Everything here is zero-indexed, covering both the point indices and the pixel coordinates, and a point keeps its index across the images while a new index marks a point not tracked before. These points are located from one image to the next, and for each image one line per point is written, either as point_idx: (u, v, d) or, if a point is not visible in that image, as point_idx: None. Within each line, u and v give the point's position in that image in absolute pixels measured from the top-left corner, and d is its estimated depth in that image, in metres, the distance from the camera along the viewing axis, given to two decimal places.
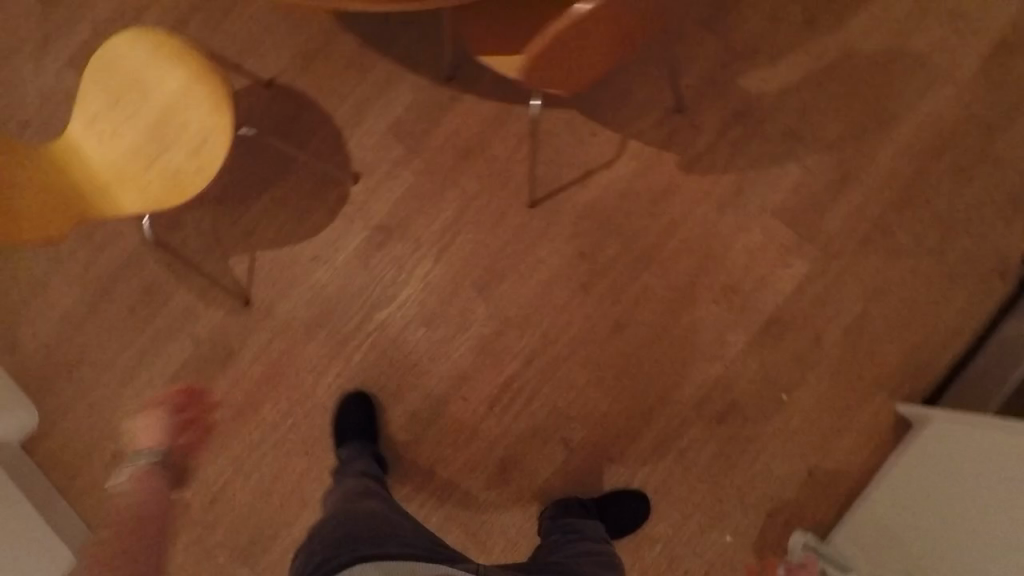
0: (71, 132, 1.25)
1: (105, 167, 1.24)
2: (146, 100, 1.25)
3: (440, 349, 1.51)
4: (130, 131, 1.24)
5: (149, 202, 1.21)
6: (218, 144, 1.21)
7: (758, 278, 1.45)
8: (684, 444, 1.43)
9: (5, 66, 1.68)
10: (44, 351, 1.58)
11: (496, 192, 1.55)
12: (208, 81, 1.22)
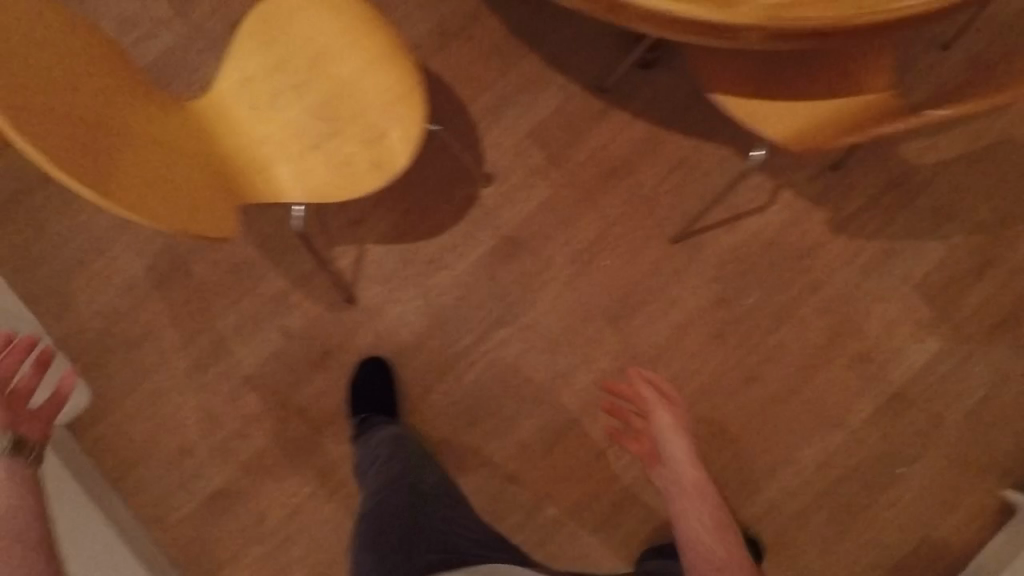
0: (222, 89, 1.05)
1: (260, 137, 1.05)
2: (318, 66, 1.06)
3: (560, 379, 1.44)
4: (294, 103, 1.05)
5: (316, 190, 1.03)
6: (403, 135, 1.03)
7: (889, 350, 1.45)
8: (797, 506, 1.42)
9: None
10: (115, 324, 1.41)
11: (639, 222, 1.46)
12: (396, 59, 1.05)
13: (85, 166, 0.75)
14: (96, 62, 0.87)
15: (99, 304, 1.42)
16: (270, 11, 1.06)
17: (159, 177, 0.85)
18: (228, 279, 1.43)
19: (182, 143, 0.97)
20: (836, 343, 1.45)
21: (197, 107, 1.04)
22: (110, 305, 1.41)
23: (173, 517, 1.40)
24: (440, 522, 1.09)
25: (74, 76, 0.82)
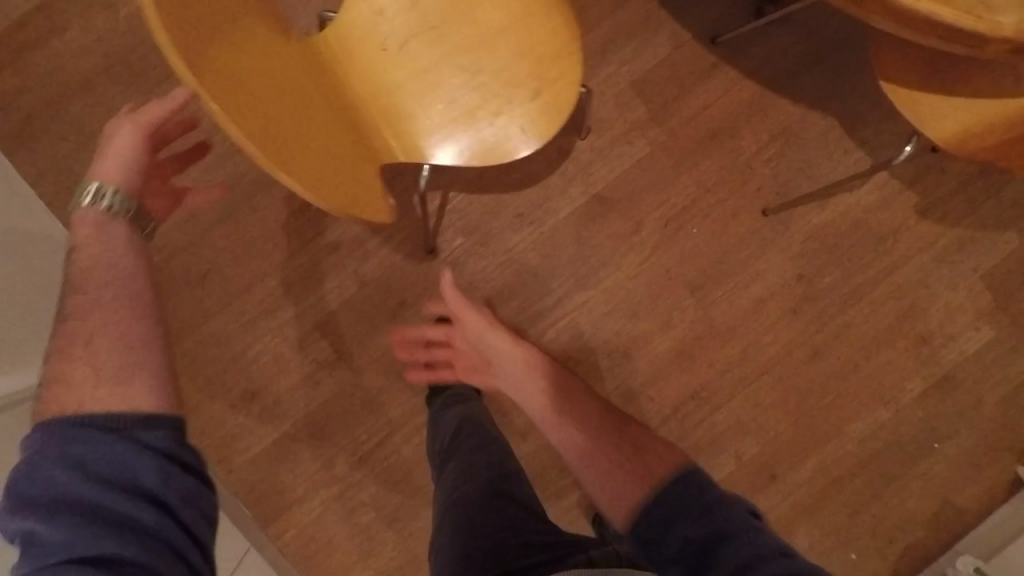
0: (349, 24, 0.95)
1: (390, 87, 0.97)
2: (459, 14, 0.97)
3: (637, 343, 1.43)
4: (432, 52, 0.97)
5: (455, 152, 0.97)
6: (551, 102, 0.97)
7: (948, 335, 1.51)
8: (843, 473, 1.51)
9: None
10: (179, 255, 1.32)
11: (734, 190, 1.41)
12: (549, 13, 0.97)
13: (246, 115, 0.71)
14: (236, 12, 0.81)
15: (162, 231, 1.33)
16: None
17: (310, 142, 0.82)
18: (302, 216, 1.34)
19: (319, 93, 0.90)
20: (901, 323, 1.49)
21: (325, 50, 0.95)
22: (172, 233, 1.33)
23: (234, 463, 1.34)
24: (497, 514, 0.98)
25: (222, 29, 0.76)
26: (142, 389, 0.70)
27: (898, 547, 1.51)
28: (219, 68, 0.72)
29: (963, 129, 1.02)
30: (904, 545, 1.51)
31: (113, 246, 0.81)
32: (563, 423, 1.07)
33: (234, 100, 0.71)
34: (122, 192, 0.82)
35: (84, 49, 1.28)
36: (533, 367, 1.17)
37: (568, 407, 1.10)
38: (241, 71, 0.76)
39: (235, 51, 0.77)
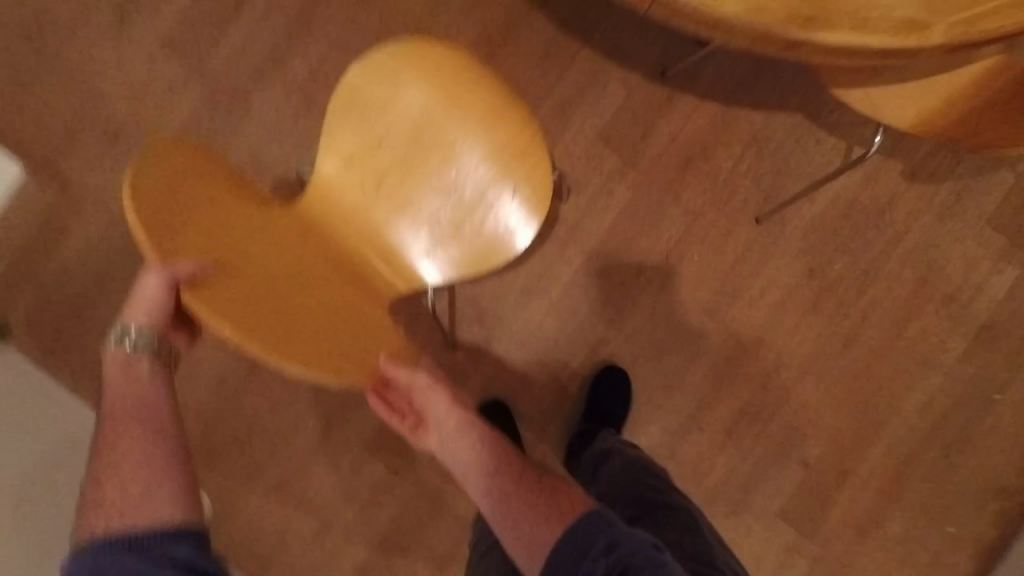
0: (332, 180, 1.04)
1: (383, 225, 1.06)
2: (425, 140, 1.02)
3: (674, 379, 1.44)
4: (409, 182, 1.04)
5: (453, 266, 1.05)
6: (532, 197, 1.01)
7: (974, 285, 1.50)
8: (913, 449, 1.48)
9: (100, 67, 1.31)
10: (221, 417, 1.37)
11: (723, 208, 1.44)
12: (506, 110, 1.00)
13: (247, 314, 0.72)
14: (231, 225, 0.88)
15: (197, 401, 1.38)
16: (353, 90, 1.00)
17: (326, 323, 0.85)
18: None
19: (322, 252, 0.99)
20: (923, 288, 1.49)
21: (317, 210, 1.05)
22: (207, 401, 1.37)
23: None
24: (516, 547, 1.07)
25: (222, 245, 0.83)
26: (170, 513, 0.73)
27: (990, 507, 1.48)
28: (223, 280, 0.76)
29: (925, 113, 1.05)
30: (998, 506, 1.48)
31: (135, 382, 0.82)
32: (493, 479, 0.89)
33: (242, 302, 0.74)
34: (146, 330, 0.81)
35: (77, 252, 1.31)
36: (467, 429, 0.92)
37: (510, 465, 0.90)
38: (245, 276, 0.80)
39: (237, 261, 0.83)
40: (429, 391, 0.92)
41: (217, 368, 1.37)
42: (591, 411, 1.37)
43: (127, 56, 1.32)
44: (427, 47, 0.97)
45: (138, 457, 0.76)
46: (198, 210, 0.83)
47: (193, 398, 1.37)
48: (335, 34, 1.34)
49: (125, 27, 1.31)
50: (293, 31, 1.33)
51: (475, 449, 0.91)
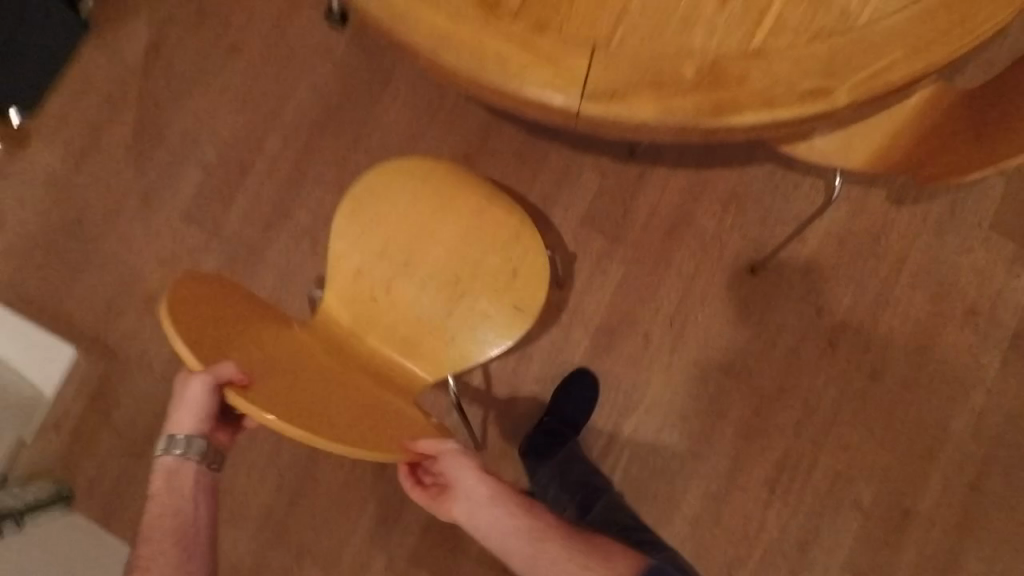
0: (340, 297, 1.12)
1: (396, 329, 1.12)
2: (424, 243, 1.11)
3: (702, 442, 1.44)
4: (412, 285, 1.11)
5: (468, 356, 1.11)
6: (530, 273, 1.11)
7: (994, 295, 1.46)
8: (972, 476, 1.42)
9: (132, 245, 1.48)
10: (273, 548, 1.45)
11: (716, 265, 1.47)
12: (492, 203, 1.11)
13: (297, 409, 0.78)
14: (263, 336, 0.96)
15: (249, 536, 1.45)
16: (352, 210, 1.11)
17: (358, 410, 0.89)
18: (360, 466, 1.46)
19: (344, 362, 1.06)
20: (941, 306, 1.46)
21: (330, 328, 1.12)
22: (258, 537, 1.43)
23: None
24: None
25: (257, 353, 0.90)
26: None
27: None
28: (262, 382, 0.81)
29: (880, 151, 1.10)
30: None
31: (180, 483, 0.89)
32: (540, 546, 0.91)
33: (281, 398, 0.79)
34: (189, 438, 0.87)
35: (126, 417, 1.43)
36: (500, 498, 0.92)
37: (548, 529, 0.93)
38: (281, 377, 0.87)
39: (271, 365, 0.89)
40: (458, 463, 0.91)
41: (262, 504, 1.44)
42: (556, 411, 1.40)
43: (153, 232, 1.49)
44: (415, 163, 1.11)
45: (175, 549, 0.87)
46: (233, 325, 0.91)
47: (245, 537, 1.43)
48: (329, 179, 1.48)
49: (149, 207, 1.49)
50: (293, 184, 1.49)
51: (511, 516, 0.92)
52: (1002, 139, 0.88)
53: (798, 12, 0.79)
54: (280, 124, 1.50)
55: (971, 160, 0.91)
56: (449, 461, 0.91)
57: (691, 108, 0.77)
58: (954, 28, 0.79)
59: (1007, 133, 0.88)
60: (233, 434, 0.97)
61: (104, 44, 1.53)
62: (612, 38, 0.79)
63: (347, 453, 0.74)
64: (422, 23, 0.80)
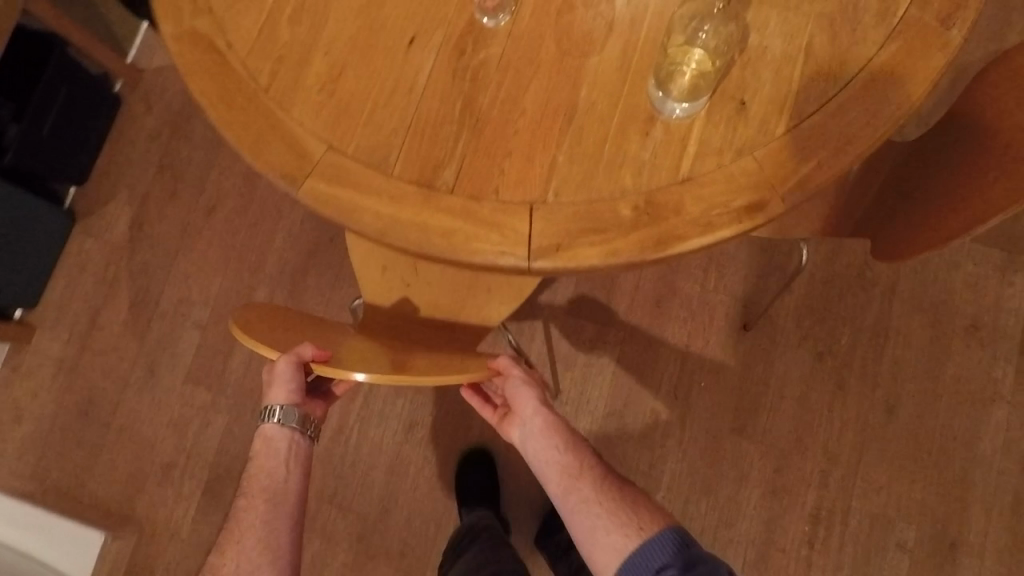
0: (371, 290, 1.10)
1: (435, 297, 1.09)
2: None
3: (731, 509, 1.41)
4: None
5: (515, 295, 1.08)
6: None
7: (993, 305, 1.44)
8: (1014, 494, 1.37)
9: (144, 417, 1.52)
10: None
11: (709, 329, 1.46)
12: None
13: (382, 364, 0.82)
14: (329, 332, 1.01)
15: None
16: None
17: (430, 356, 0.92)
18: None
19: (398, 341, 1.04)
20: (940, 326, 1.44)
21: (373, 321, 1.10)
22: None
23: None
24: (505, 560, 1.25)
25: (331, 340, 0.95)
26: (288, 549, 0.93)
27: None
28: (340, 355, 0.87)
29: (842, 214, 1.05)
30: None
31: (275, 450, 0.97)
32: (575, 480, 0.95)
33: (367, 360, 0.84)
34: (283, 410, 0.95)
35: None
36: (552, 430, 0.99)
37: (587, 468, 0.96)
38: (358, 349, 0.92)
39: (345, 344, 0.94)
40: (522, 388, 1.00)
41: None
42: None
43: (162, 399, 1.53)
44: None
45: (264, 508, 0.94)
46: (301, 331, 0.97)
47: None
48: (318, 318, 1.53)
49: (154, 377, 1.54)
50: None
51: (556, 447, 0.97)
52: (965, 210, 0.83)
53: (718, 131, 0.82)
54: (264, 272, 1.55)
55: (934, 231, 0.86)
56: (515, 386, 1.00)
57: (636, 245, 0.80)
58: (869, 121, 0.81)
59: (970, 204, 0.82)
60: (323, 409, 1.07)
61: (91, 230, 1.61)
62: (547, 191, 0.83)
63: (439, 381, 0.78)
64: (368, 213, 0.84)
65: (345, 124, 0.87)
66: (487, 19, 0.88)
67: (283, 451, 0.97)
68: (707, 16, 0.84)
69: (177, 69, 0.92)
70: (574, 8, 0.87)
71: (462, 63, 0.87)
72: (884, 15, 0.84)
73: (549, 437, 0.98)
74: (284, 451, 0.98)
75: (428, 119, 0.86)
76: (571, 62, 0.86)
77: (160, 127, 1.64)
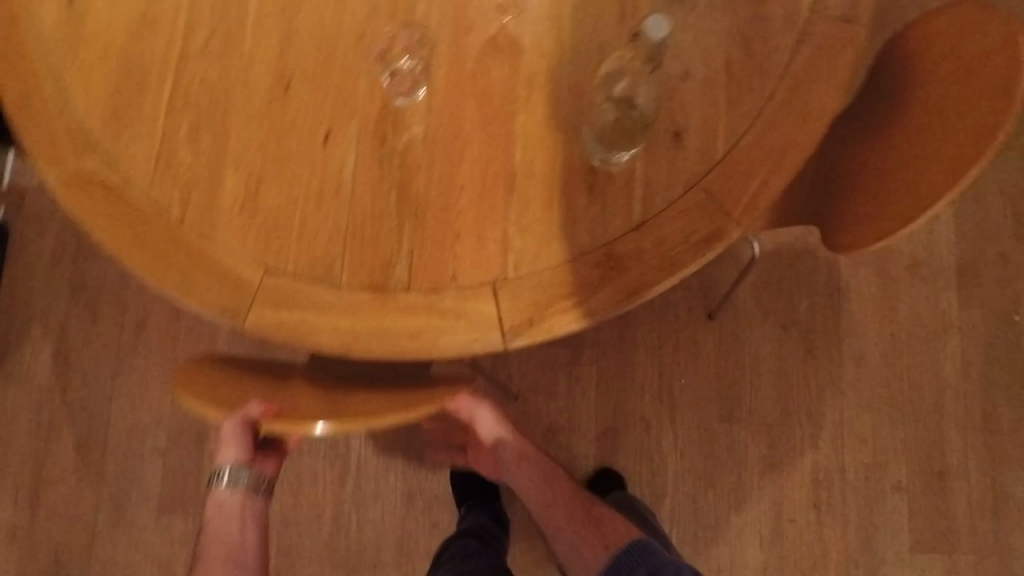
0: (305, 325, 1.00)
1: None
2: None
3: (737, 494, 1.43)
4: None
5: None
6: None
7: (927, 241, 1.50)
8: (983, 412, 1.45)
9: (122, 561, 1.41)
10: None
11: (676, 326, 1.47)
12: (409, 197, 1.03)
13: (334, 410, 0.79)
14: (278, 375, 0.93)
15: None
16: None
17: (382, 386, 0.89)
18: None
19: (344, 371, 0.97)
20: (885, 273, 1.50)
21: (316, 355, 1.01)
22: None
23: None
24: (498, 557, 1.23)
25: (277, 385, 0.87)
26: None
27: None
28: (292, 407, 0.80)
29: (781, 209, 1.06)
30: None
31: (228, 506, 0.93)
32: (549, 507, 1.07)
33: (318, 408, 0.80)
34: (232, 471, 0.90)
35: None
36: (525, 461, 1.10)
37: (558, 493, 1.08)
38: (308, 390, 0.87)
39: (293, 389, 0.86)
40: (493, 424, 1.09)
41: None
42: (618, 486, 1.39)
43: (137, 537, 1.42)
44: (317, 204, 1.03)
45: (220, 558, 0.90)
46: (243, 378, 0.87)
47: None
48: None
49: (122, 515, 1.42)
50: None
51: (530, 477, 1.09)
52: (920, 188, 0.86)
53: (661, 169, 0.81)
54: (218, 351, 1.46)
55: (895, 212, 0.88)
56: (485, 423, 1.08)
57: (608, 300, 0.79)
58: (800, 128, 0.83)
59: (926, 181, 0.86)
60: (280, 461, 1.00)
61: (10, 377, 1.47)
62: (508, 265, 0.79)
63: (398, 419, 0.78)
64: (327, 330, 0.79)
65: (277, 242, 0.81)
66: (401, 100, 0.83)
67: (238, 508, 0.93)
68: (638, 69, 0.83)
69: (75, 220, 0.83)
70: (489, 69, 0.84)
71: (385, 151, 0.82)
72: (791, 19, 0.85)
73: (523, 468, 1.10)
74: (239, 508, 0.93)
75: (365, 216, 0.81)
76: (499, 128, 0.82)
77: (61, 248, 1.50)
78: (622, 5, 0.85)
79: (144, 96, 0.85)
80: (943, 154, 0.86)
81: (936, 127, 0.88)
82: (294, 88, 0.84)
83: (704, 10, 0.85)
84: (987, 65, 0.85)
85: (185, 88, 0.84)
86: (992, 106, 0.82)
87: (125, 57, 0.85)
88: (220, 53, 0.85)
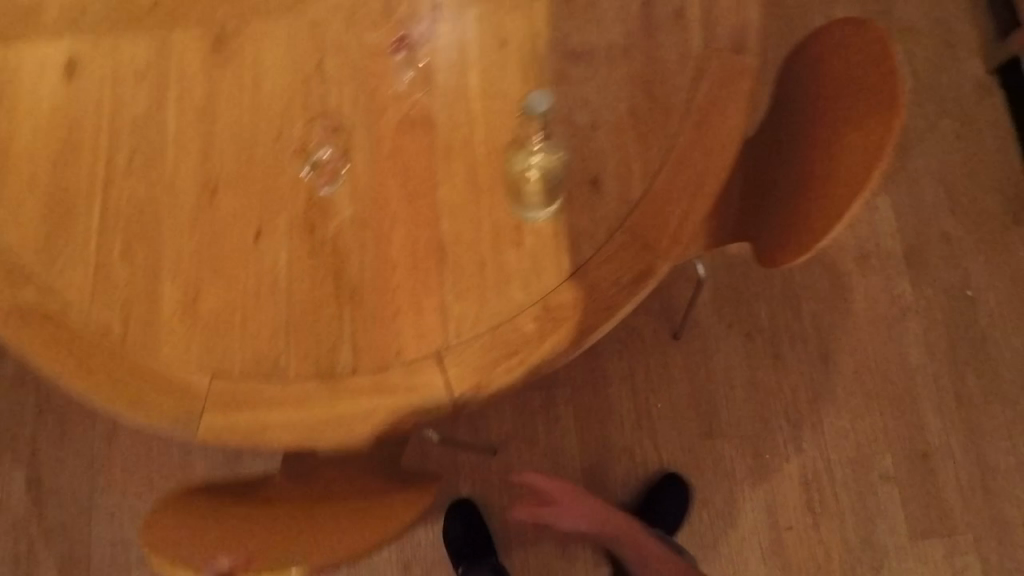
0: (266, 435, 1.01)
1: None
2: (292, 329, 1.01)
3: (731, 508, 1.43)
4: None
5: None
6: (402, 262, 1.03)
7: (870, 232, 1.55)
8: (955, 389, 1.47)
9: None
10: None
11: (644, 352, 1.49)
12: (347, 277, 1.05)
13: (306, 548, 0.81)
14: (239, 504, 0.92)
15: None
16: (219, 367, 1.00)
17: (346, 496, 0.92)
18: None
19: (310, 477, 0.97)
20: (837, 270, 1.53)
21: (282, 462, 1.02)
22: None
23: None
24: None
25: (242, 523, 0.87)
26: None
27: None
28: (263, 553, 0.81)
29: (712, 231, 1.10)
30: None
31: None
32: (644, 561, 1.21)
33: (289, 548, 0.81)
34: None
35: None
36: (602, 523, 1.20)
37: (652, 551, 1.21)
38: (272, 525, 0.87)
39: (257, 526, 0.86)
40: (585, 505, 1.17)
41: None
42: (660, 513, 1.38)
43: None
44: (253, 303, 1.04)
45: None
46: (202, 524, 0.85)
47: None
48: None
49: None
50: None
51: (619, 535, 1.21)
52: (829, 199, 0.90)
53: (583, 218, 0.84)
54: (195, 481, 1.43)
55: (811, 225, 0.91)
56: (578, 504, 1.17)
57: (552, 352, 0.80)
58: (710, 158, 0.86)
59: (833, 192, 0.90)
60: None
61: None
62: (450, 334, 0.81)
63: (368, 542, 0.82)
64: (280, 426, 0.79)
65: (223, 345, 0.82)
66: (324, 188, 0.85)
67: None
68: (547, 125, 0.87)
69: (19, 353, 0.83)
70: (405, 146, 0.86)
71: (317, 239, 0.84)
72: (685, 57, 0.89)
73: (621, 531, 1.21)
74: None
75: (305, 308, 0.82)
76: (423, 203, 0.85)
77: (22, 369, 1.48)
78: (524, 65, 0.89)
79: (75, 221, 0.86)
80: (843, 165, 0.90)
81: (835, 138, 0.93)
82: (220, 192, 0.86)
83: (602, 61, 0.89)
84: (868, 78, 0.91)
85: (113, 208, 0.86)
86: (879, 118, 0.88)
87: (49, 186, 0.87)
88: (143, 170, 0.87)
